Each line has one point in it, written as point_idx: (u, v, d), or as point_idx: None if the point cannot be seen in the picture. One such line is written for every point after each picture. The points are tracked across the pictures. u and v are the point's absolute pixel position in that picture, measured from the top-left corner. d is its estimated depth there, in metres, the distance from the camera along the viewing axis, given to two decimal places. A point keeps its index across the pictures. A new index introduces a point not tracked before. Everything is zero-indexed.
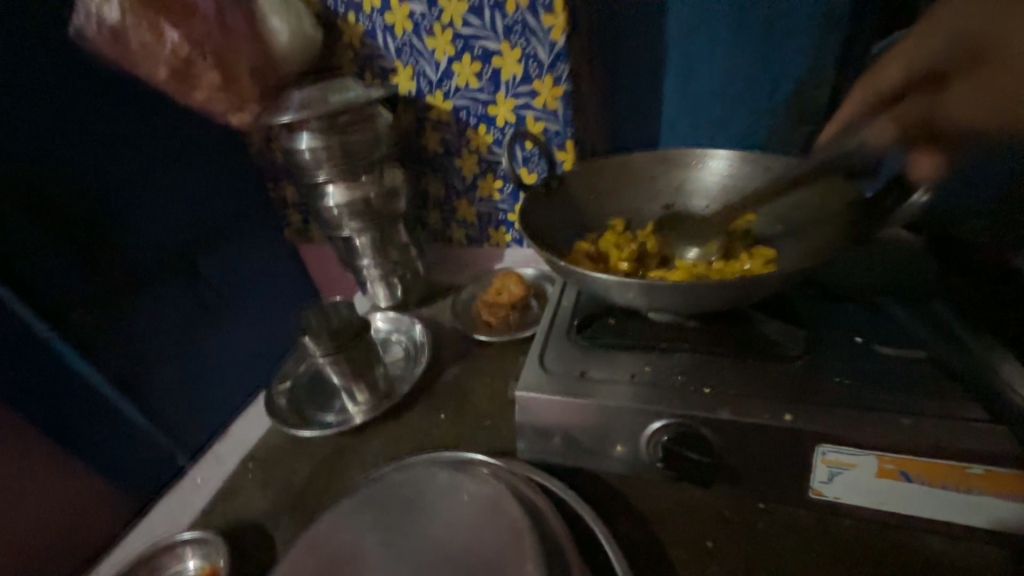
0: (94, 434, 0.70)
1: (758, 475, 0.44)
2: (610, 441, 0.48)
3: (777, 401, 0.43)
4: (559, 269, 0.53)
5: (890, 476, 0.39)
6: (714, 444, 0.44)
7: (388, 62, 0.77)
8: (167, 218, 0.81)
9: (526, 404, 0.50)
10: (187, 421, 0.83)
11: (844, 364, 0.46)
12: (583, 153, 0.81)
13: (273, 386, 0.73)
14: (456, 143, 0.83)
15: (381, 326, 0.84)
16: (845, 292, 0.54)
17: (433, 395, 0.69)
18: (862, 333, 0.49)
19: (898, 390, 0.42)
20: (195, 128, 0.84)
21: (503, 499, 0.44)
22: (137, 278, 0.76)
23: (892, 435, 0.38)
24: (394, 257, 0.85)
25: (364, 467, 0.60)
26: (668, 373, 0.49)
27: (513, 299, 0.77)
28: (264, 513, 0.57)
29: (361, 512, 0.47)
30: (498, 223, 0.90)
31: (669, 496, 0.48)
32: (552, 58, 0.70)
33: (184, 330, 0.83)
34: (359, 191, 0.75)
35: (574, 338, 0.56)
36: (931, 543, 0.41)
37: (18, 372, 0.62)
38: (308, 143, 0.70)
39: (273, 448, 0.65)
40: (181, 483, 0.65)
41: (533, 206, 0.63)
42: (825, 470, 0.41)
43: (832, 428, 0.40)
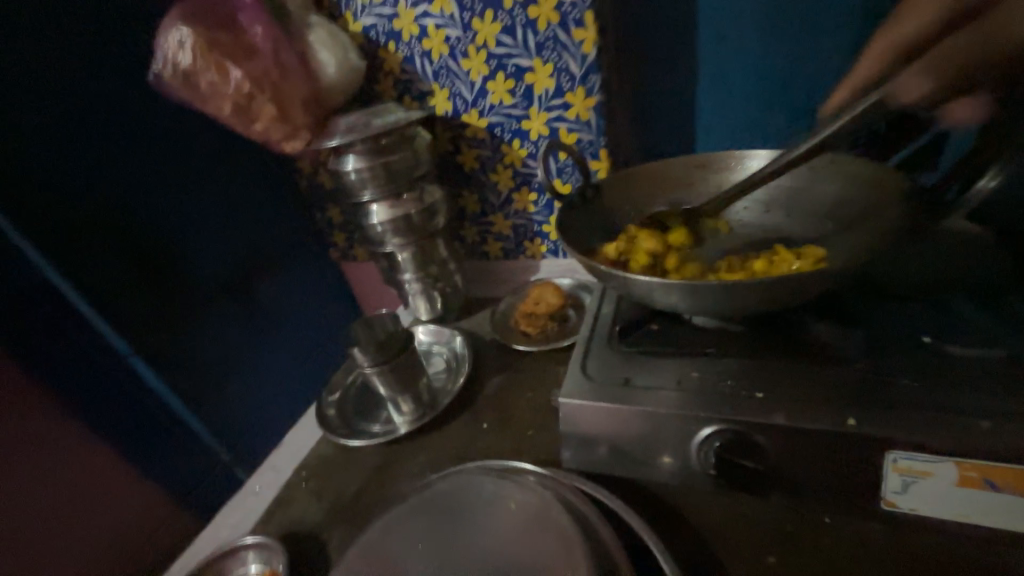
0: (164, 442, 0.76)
1: (822, 486, 0.41)
2: (658, 449, 0.47)
3: (838, 406, 0.41)
4: (598, 276, 0.54)
5: (974, 486, 0.36)
6: (769, 452, 0.42)
7: (426, 86, 0.82)
8: (229, 244, 0.88)
9: (570, 410, 0.50)
10: (245, 432, 0.88)
11: (912, 366, 0.43)
12: (617, 163, 0.81)
13: (323, 398, 0.77)
14: (491, 159, 0.85)
15: (423, 339, 0.86)
16: (908, 290, 0.50)
17: (475, 405, 0.70)
18: (929, 333, 0.45)
19: (979, 394, 0.39)
20: (250, 159, 0.92)
21: (550, 507, 0.44)
22: (202, 299, 0.83)
23: (973, 441, 0.36)
24: (435, 271, 0.87)
25: (411, 476, 0.61)
26: (716, 378, 0.47)
27: (550, 309, 0.78)
28: (318, 521, 0.59)
29: (410, 518, 0.48)
30: (533, 235, 0.91)
31: (724, 508, 0.46)
32: (584, 70, 0.71)
33: (241, 346, 0.89)
34: (401, 208, 0.78)
35: (616, 345, 0.55)
36: None
37: (101, 382, 0.69)
38: (354, 166, 0.74)
39: (325, 457, 0.68)
40: (242, 491, 0.68)
41: (569, 215, 0.63)
42: (899, 480, 0.38)
43: (902, 433, 0.37)
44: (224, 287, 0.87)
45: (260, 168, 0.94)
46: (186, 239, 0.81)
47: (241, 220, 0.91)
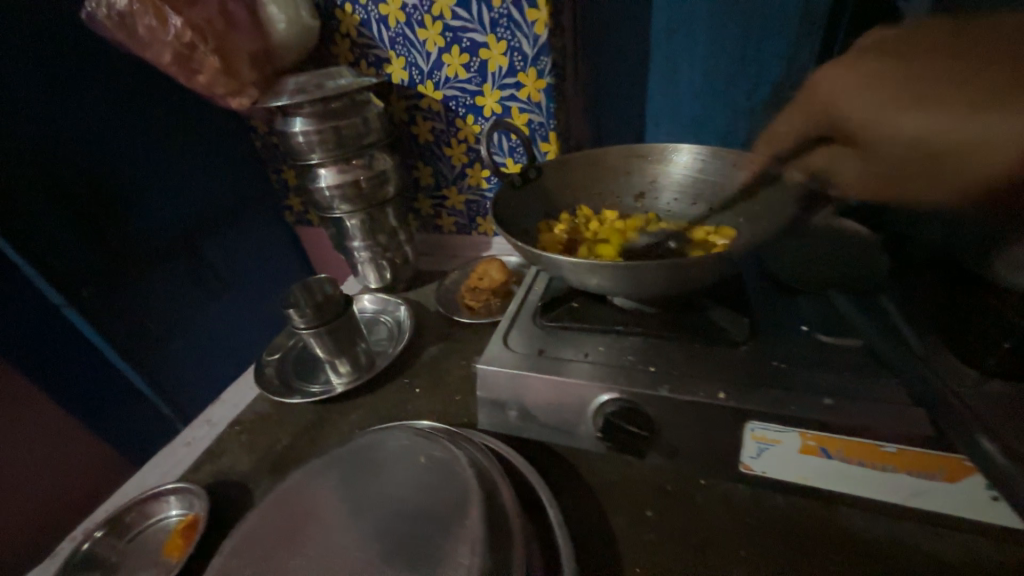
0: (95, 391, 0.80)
1: (695, 452, 0.47)
2: (561, 416, 0.51)
3: (715, 381, 0.46)
4: (524, 252, 0.57)
5: (812, 452, 0.41)
6: (654, 419, 0.47)
7: (382, 53, 0.81)
8: (171, 202, 0.89)
9: (486, 377, 0.54)
10: (182, 386, 0.93)
11: (785, 350, 0.48)
12: (567, 146, 0.84)
13: (262, 357, 0.78)
14: (446, 133, 0.86)
15: (368, 307, 0.88)
16: (799, 285, 0.56)
17: (411, 371, 0.73)
18: (808, 323, 0.51)
19: (832, 376, 0.45)
20: (199, 115, 0.92)
21: (455, 462, 0.48)
22: (145, 253, 0.85)
23: (815, 415, 0.41)
24: (384, 240, 0.88)
25: (341, 433, 0.64)
26: (619, 353, 0.52)
27: (494, 284, 0.81)
28: (245, 471, 0.61)
29: (328, 469, 0.51)
30: (486, 212, 0.93)
31: (615, 470, 0.51)
32: (536, 51, 0.72)
33: (181, 303, 0.93)
34: (349, 175, 0.78)
35: (538, 319, 0.59)
36: (860, 519, 0.43)
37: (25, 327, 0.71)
38: (302, 128, 0.73)
39: (259, 414, 0.69)
40: (171, 443, 0.70)
41: (508, 193, 0.66)
42: (754, 446, 0.43)
43: (760, 405, 0.43)
44: (176, 253, 0.91)
45: (209, 126, 0.94)
46: (127, 195, 0.82)
47: (185, 179, 0.91)
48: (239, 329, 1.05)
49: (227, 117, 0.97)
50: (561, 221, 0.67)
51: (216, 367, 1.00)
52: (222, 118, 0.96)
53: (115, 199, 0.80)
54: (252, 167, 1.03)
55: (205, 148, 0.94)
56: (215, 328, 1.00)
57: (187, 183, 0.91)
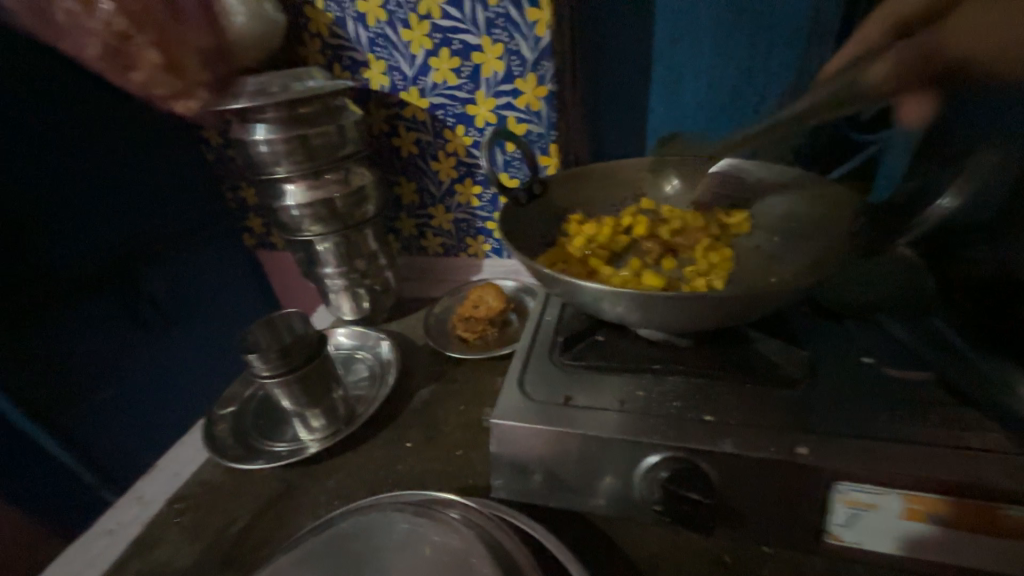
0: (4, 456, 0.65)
1: (764, 516, 0.38)
2: (596, 477, 0.42)
3: (786, 431, 0.38)
4: (542, 279, 0.48)
5: (914, 517, 0.34)
6: (714, 478, 0.38)
7: (359, 56, 0.72)
8: (104, 226, 0.75)
9: (502, 434, 0.44)
10: (111, 448, 0.76)
11: (855, 389, 0.41)
12: (567, 161, 0.76)
13: (212, 412, 0.64)
14: (432, 146, 0.77)
15: (343, 342, 0.76)
16: (848, 308, 0.50)
17: (399, 422, 0.61)
18: (871, 353, 0.45)
19: (918, 419, 0.38)
20: (140, 126, 0.79)
21: (473, 553, 0.37)
22: (65, 285, 0.71)
23: (918, 474, 0.34)
24: (361, 265, 0.77)
25: (316, 507, 0.51)
26: (662, 398, 0.43)
27: (490, 312, 0.71)
28: (189, 567, 0.47)
29: (301, 567, 0.38)
30: (476, 231, 0.84)
31: (661, 541, 0.41)
32: (536, 56, 0.66)
33: (115, 345, 0.78)
34: (321, 192, 0.68)
35: (558, 358, 0.50)
36: None
37: None
38: (265, 136, 0.63)
39: (209, 486, 0.56)
40: (90, 531, 0.54)
41: (513, 212, 0.58)
42: (845, 512, 0.36)
43: (848, 463, 0.35)
44: (105, 280, 0.76)
45: (152, 138, 0.81)
46: (50, 220, 0.68)
47: (119, 199, 0.77)
48: (186, 372, 0.90)
49: (172, 126, 0.84)
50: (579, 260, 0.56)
51: (157, 418, 0.84)
52: (166, 128, 0.83)
53: (35, 225, 0.67)
54: (198, 185, 0.89)
55: (144, 162, 0.80)
56: (155, 372, 0.84)
57: (124, 205, 0.78)
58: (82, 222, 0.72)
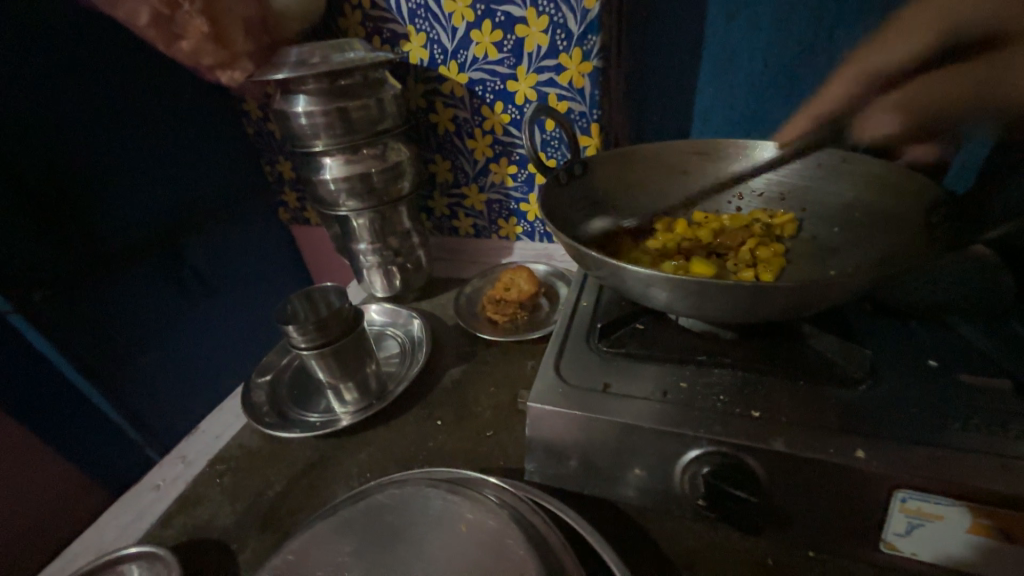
0: (59, 411, 0.69)
1: (810, 519, 0.36)
2: (633, 467, 0.41)
3: (841, 433, 0.36)
4: (585, 262, 0.46)
5: (982, 533, 0.32)
6: (761, 478, 0.37)
7: (399, 28, 0.70)
8: (151, 194, 0.78)
9: (538, 418, 0.43)
10: (154, 409, 0.80)
11: (916, 392, 0.39)
12: (608, 142, 0.74)
13: (250, 380, 0.66)
14: (469, 123, 0.76)
15: (375, 319, 0.77)
16: (911, 306, 0.47)
17: (429, 400, 0.61)
18: (936, 355, 0.42)
19: (987, 428, 0.35)
20: (186, 97, 0.81)
21: (508, 534, 0.37)
22: (113, 251, 0.73)
23: (990, 487, 0.31)
24: (395, 243, 0.77)
25: (348, 478, 0.52)
26: (706, 391, 0.42)
27: (522, 295, 0.70)
28: (229, 526, 0.49)
29: (338, 535, 0.39)
30: (509, 213, 0.83)
31: (699, 537, 0.40)
32: (582, 29, 0.62)
33: (161, 311, 0.81)
34: (358, 166, 0.67)
35: (595, 344, 0.49)
36: None
37: None
38: (306, 108, 0.62)
39: (247, 450, 0.58)
40: (138, 486, 0.57)
41: (554, 192, 0.56)
42: (903, 521, 0.34)
43: (911, 469, 0.33)
44: (151, 248, 0.79)
45: (197, 109, 0.82)
46: (103, 188, 0.71)
47: (167, 169, 0.79)
48: (224, 340, 0.93)
49: (215, 98, 0.85)
50: (636, 255, 0.54)
51: (196, 383, 0.88)
52: (208, 100, 0.84)
53: (88, 192, 0.69)
54: (239, 157, 0.91)
55: (188, 133, 0.82)
56: (196, 339, 0.87)
57: (170, 174, 0.80)
58: (130, 190, 0.74)
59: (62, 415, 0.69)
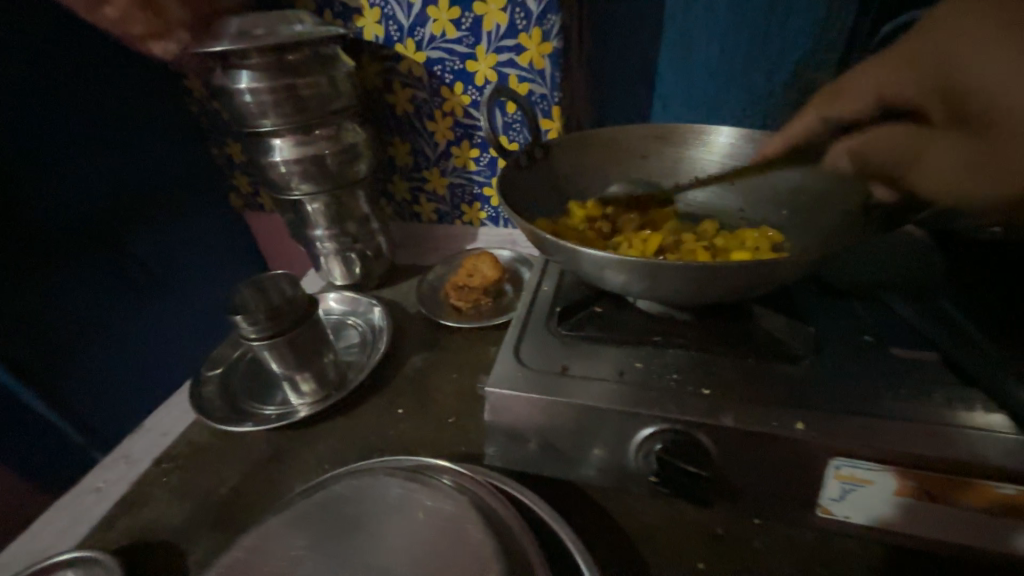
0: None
1: (755, 489, 0.38)
2: (591, 446, 0.41)
3: (785, 407, 0.38)
4: (543, 246, 0.46)
5: (909, 494, 0.34)
6: (710, 452, 0.38)
7: (352, 2, 0.67)
8: (84, 178, 0.71)
9: (498, 402, 0.43)
10: (96, 408, 0.75)
11: (852, 365, 0.41)
12: (570, 126, 0.73)
13: (199, 375, 0.63)
14: (428, 104, 0.73)
15: (334, 308, 0.74)
16: (851, 284, 0.49)
17: (391, 389, 0.60)
18: (871, 331, 0.44)
19: (913, 397, 0.38)
20: (120, 71, 0.74)
21: (466, 518, 0.37)
22: (41, 240, 0.67)
23: (915, 452, 0.34)
24: (353, 229, 0.74)
25: (306, 471, 0.51)
26: (660, 370, 0.43)
27: (486, 282, 0.70)
28: (178, 527, 0.47)
29: (292, 529, 0.38)
30: (472, 198, 0.82)
31: (654, 512, 0.41)
32: (542, 8, 0.61)
33: (101, 303, 0.75)
34: (310, 147, 0.64)
35: (555, 328, 0.49)
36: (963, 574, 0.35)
37: None
38: (250, 84, 0.58)
39: (197, 448, 0.55)
40: (76, 488, 0.53)
41: (513, 176, 0.55)
42: (838, 486, 0.36)
43: (847, 439, 0.35)
44: (85, 236, 0.73)
45: (131, 85, 0.76)
46: (28, 171, 0.65)
47: (101, 151, 0.73)
48: (174, 333, 0.88)
49: (153, 73, 0.78)
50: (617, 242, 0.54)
51: (144, 379, 0.83)
52: (145, 75, 0.78)
53: (11, 176, 0.63)
54: (180, 137, 0.84)
55: (124, 111, 0.76)
56: (141, 333, 0.82)
57: (105, 156, 0.74)
58: (60, 172, 0.68)
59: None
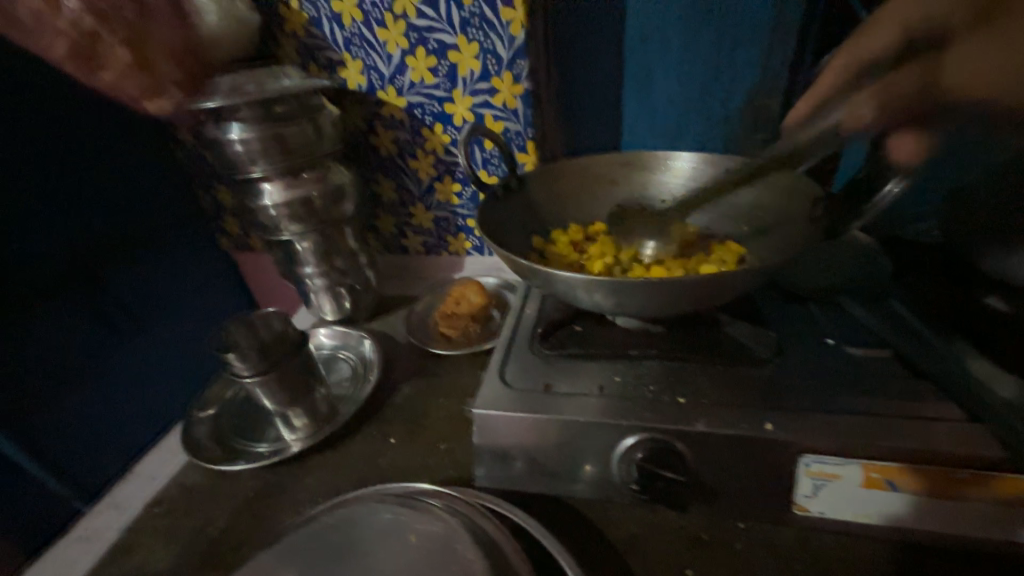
0: None
1: (733, 491, 0.40)
2: (577, 461, 0.43)
3: (755, 409, 0.40)
4: (521, 270, 0.48)
5: (876, 485, 0.36)
6: (689, 458, 0.40)
7: (335, 55, 0.72)
8: (75, 229, 0.74)
9: (485, 422, 0.45)
10: (84, 457, 0.74)
11: (816, 366, 0.44)
12: (545, 158, 0.77)
13: (191, 415, 0.63)
14: (411, 144, 0.77)
15: (325, 343, 0.76)
16: (813, 291, 0.52)
17: (382, 418, 0.61)
18: (832, 334, 0.47)
19: (871, 393, 0.40)
20: (113, 127, 0.78)
21: (456, 538, 0.37)
22: (32, 291, 0.69)
23: (876, 444, 0.36)
24: (342, 264, 0.77)
25: (297, 504, 0.51)
26: (637, 382, 0.45)
27: (472, 308, 0.72)
28: (167, 569, 0.47)
29: (284, 561, 0.38)
30: (457, 229, 0.85)
31: (641, 522, 0.42)
32: (511, 54, 0.66)
33: (89, 349, 0.76)
34: (298, 190, 0.67)
35: (538, 348, 0.51)
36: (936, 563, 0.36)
37: None
38: (239, 135, 0.62)
39: (188, 488, 0.55)
40: (65, 538, 0.53)
41: (491, 207, 0.59)
42: (810, 483, 0.37)
43: (814, 436, 0.37)
44: (76, 285, 0.74)
45: (123, 140, 0.80)
46: (20, 226, 0.67)
47: (92, 202, 0.76)
48: (163, 376, 0.88)
49: (147, 127, 0.83)
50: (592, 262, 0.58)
51: (133, 426, 0.82)
52: (138, 130, 0.82)
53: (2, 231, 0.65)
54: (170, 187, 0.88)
55: (116, 164, 0.79)
56: (131, 379, 0.82)
57: (97, 206, 0.77)
58: (51, 225, 0.71)
59: None
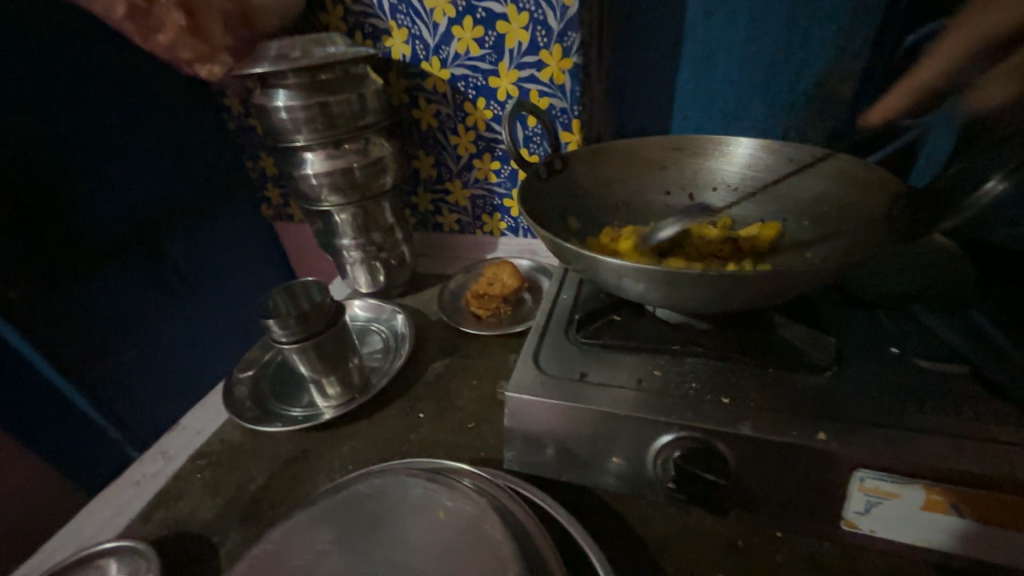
0: (36, 410, 0.68)
1: (774, 499, 0.38)
2: (610, 453, 0.42)
3: (807, 418, 0.38)
4: (564, 254, 0.46)
5: (938, 509, 0.33)
6: (730, 460, 0.38)
7: (381, 23, 0.70)
8: (130, 190, 0.77)
9: (517, 407, 0.44)
10: (132, 407, 0.79)
11: (875, 377, 0.41)
12: (589, 139, 0.74)
13: (232, 377, 0.66)
14: (453, 118, 0.76)
15: (359, 315, 0.77)
16: (876, 295, 0.49)
17: (412, 393, 0.62)
18: (896, 342, 0.44)
19: (937, 410, 0.37)
20: (165, 91, 0.80)
21: (485, 520, 0.37)
22: (91, 247, 0.72)
23: (942, 467, 0.33)
24: (379, 238, 0.77)
25: (330, 470, 0.52)
26: (678, 379, 0.43)
27: (506, 291, 0.71)
28: (208, 520, 0.49)
29: (317, 525, 0.39)
30: (493, 208, 0.84)
31: (672, 519, 0.41)
32: (562, 26, 0.63)
33: (141, 307, 0.80)
34: (340, 161, 0.67)
35: (574, 336, 0.50)
36: None
37: None
38: (286, 103, 0.62)
39: (228, 445, 0.57)
40: (116, 482, 0.56)
41: (534, 187, 0.57)
42: (861, 499, 0.35)
43: (873, 451, 0.35)
44: (128, 244, 0.77)
45: (175, 104, 0.81)
46: (82, 184, 0.70)
47: (147, 164, 0.79)
48: (207, 337, 0.92)
49: (197, 92, 0.84)
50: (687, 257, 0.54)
51: (178, 380, 0.87)
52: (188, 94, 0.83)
53: (66, 189, 0.68)
54: (218, 153, 0.90)
55: (168, 129, 0.81)
56: (177, 337, 0.86)
57: (150, 169, 0.80)
58: (110, 184, 0.74)
59: (40, 413, 0.68)
